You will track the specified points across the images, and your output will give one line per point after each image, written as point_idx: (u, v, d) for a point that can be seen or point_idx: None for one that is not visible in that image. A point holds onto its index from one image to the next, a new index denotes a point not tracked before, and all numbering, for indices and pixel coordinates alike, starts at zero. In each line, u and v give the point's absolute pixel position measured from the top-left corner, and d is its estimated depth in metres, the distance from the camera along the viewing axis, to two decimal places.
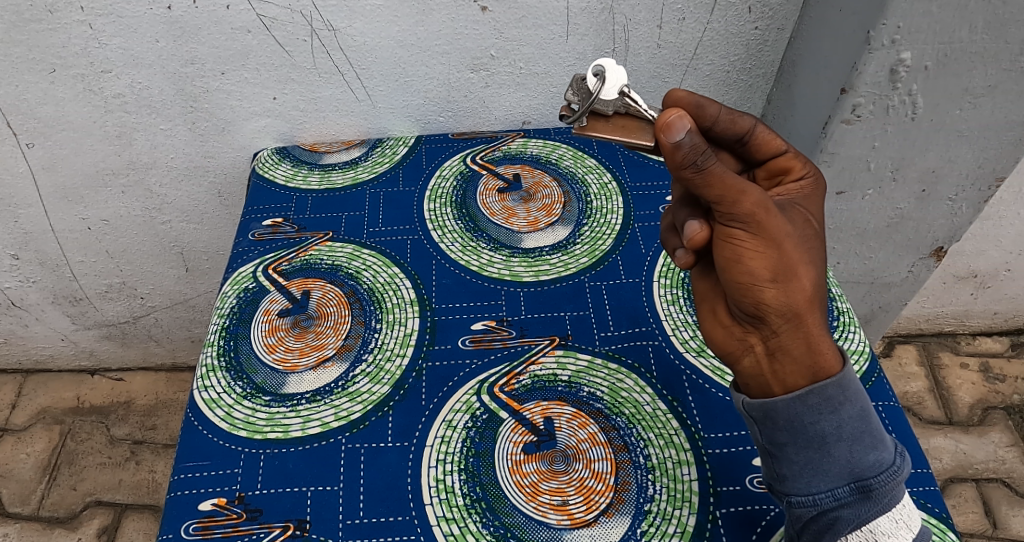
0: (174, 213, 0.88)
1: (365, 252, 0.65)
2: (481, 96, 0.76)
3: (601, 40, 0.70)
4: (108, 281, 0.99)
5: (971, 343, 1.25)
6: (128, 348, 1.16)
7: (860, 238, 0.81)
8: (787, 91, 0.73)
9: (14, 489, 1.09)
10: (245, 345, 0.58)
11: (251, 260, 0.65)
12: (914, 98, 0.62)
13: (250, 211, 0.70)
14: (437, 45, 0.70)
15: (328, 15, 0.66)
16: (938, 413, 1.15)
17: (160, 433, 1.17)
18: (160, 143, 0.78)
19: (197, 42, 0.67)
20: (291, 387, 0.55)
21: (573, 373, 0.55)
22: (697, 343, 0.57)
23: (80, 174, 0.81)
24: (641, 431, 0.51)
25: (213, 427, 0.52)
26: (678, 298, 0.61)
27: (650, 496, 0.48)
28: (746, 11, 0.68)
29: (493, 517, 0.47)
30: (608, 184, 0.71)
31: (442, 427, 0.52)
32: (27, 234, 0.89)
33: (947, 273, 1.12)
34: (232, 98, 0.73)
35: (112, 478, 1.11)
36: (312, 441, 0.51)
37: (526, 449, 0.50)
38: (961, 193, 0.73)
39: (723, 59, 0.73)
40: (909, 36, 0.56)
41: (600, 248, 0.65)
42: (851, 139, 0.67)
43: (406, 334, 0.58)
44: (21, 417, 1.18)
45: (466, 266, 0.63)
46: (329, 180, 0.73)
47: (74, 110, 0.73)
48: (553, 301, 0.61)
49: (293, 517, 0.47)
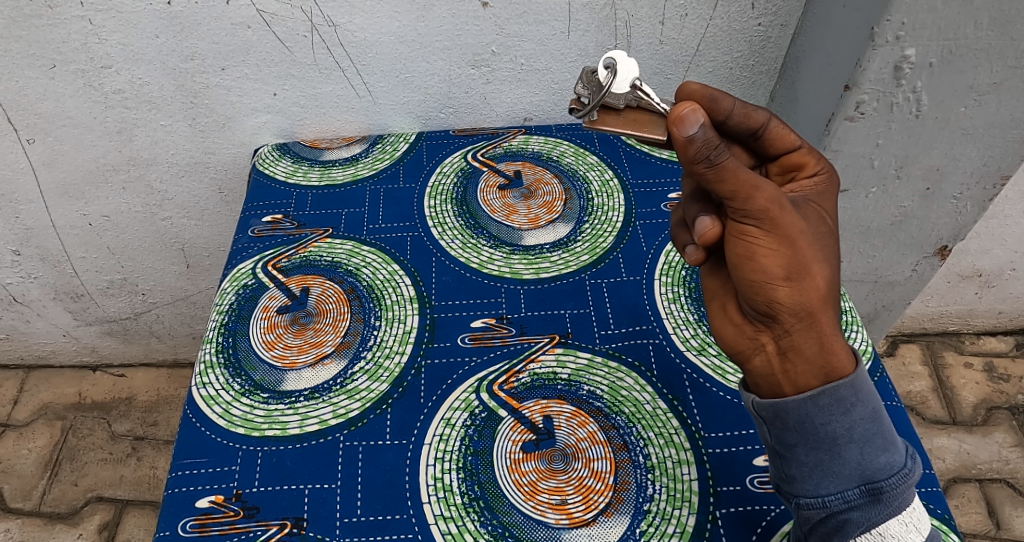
0: (175, 209, 0.88)
1: (365, 248, 0.65)
2: (482, 92, 0.75)
3: (603, 36, 0.70)
4: (109, 277, 0.99)
5: (975, 342, 1.24)
6: (130, 344, 1.16)
7: (864, 237, 0.81)
8: (790, 88, 0.72)
9: (15, 485, 1.10)
10: (243, 341, 0.57)
11: (250, 256, 0.65)
12: (918, 95, 0.61)
13: (250, 207, 0.70)
14: (438, 41, 0.69)
15: (328, 10, 0.65)
16: (941, 413, 1.15)
17: (162, 429, 1.17)
18: (160, 139, 0.78)
19: (197, 38, 0.67)
20: (290, 384, 0.54)
21: (573, 371, 0.55)
22: (698, 342, 0.57)
23: (81, 169, 0.81)
24: (641, 430, 0.51)
25: (211, 424, 0.52)
26: (679, 297, 0.60)
27: (649, 495, 0.47)
28: (748, 7, 0.68)
29: (491, 516, 0.47)
30: (609, 181, 0.71)
31: (441, 425, 0.52)
32: (28, 230, 0.89)
33: (951, 272, 1.11)
34: (232, 94, 0.73)
35: (113, 474, 1.11)
36: (310, 438, 0.51)
37: (525, 448, 0.50)
38: (966, 191, 0.73)
39: (726, 55, 0.72)
40: (913, 33, 0.56)
41: (601, 246, 0.65)
42: (854, 136, 0.66)
43: (406, 331, 0.58)
44: (22, 413, 1.18)
45: (466, 264, 0.63)
46: (329, 176, 0.73)
47: (74, 105, 0.73)
48: (554, 299, 0.60)
49: (290, 515, 0.47)
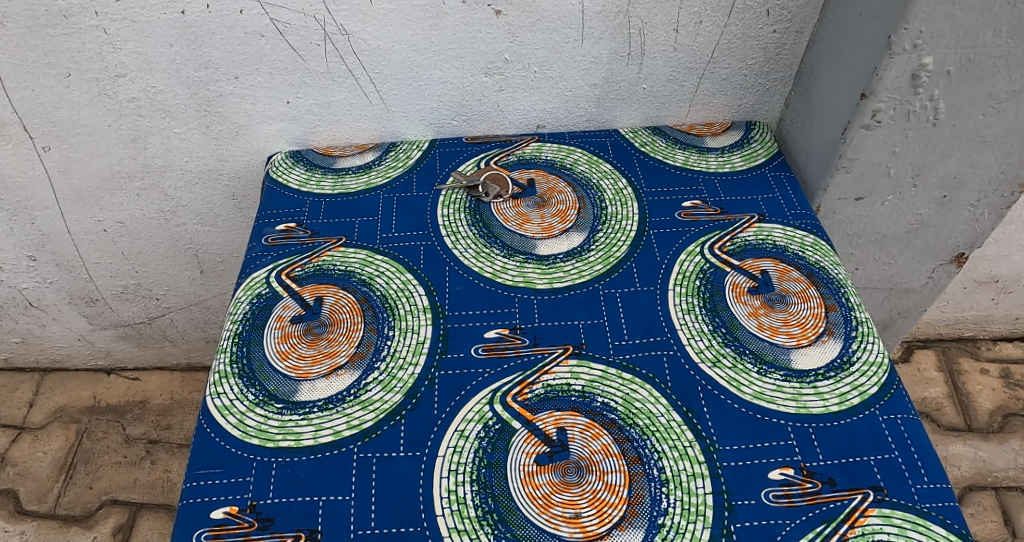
0: (189, 216, 0.88)
1: (377, 257, 0.65)
2: (495, 100, 0.75)
3: (616, 44, 0.69)
4: (123, 282, 0.99)
5: (991, 348, 1.23)
6: (144, 348, 1.17)
7: (880, 244, 0.80)
8: (805, 95, 0.71)
9: (31, 487, 1.11)
10: (257, 351, 0.57)
11: (263, 265, 0.65)
12: (935, 103, 0.61)
13: (264, 216, 0.70)
14: (451, 49, 0.69)
15: (341, 19, 0.65)
16: (957, 419, 1.14)
17: (175, 432, 1.18)
18: (174, 146, 0.78)
19: (210, 47, 0.67)
20: (303, 395, 0.54)
21: (587, 382, 0.54)
22: (712, 352, 0.57)
23: (96, 177, 0.81)
24: (654, 443, 0.51)
25: (225, 435, 0.52)
26: (694, 307, 0.60)
27: (663, 509, 0.47)
28: (763, 14, 0.67)
29: (505, 529, 0.46)
30: (623, 190, 0.71)
31: (455, 437, 0.52)
32: (44, 236, 0.90)
33: (967, 278, 1.10)
34: (246, 102, 0.73)
35: (127, 477, 1.12)
36: (324, 449, 0.51)
37: (538, 460, 0.50)
38: (983, 198, 0.72)
39: (741, 62, 0.72)
40: (931, 41, 0.55)
41: (615, 255, 0.64)
42: (870, 144, 0.65)
43: (419, 342, 0.58)
44: (38, 416, 1.19)
45: (479, 273, 0.63)
46: (342, 184, 0.73)
47: (89, 114, 0.73)
48: (567, 310, 0.60)
49: (304, 527, 0.47)
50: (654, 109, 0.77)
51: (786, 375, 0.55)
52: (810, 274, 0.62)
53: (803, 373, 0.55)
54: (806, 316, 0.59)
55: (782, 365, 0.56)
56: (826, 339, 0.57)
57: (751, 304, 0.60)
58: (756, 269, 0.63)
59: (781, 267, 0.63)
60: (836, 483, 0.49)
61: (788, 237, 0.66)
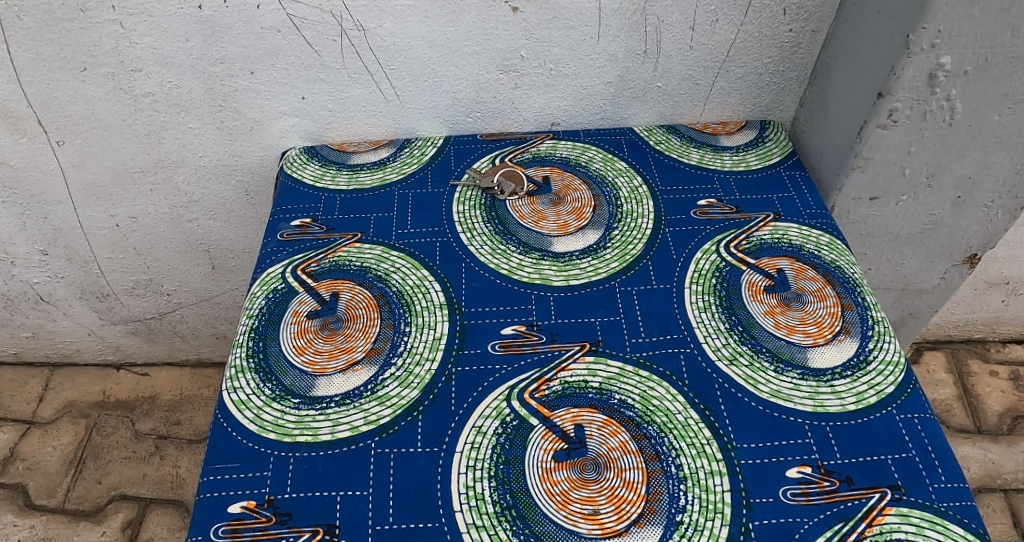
0: (201, 211, 0.88)
1: (393, 253, 0.65)
2: (510, 97, 0.75)
3: (632, 42, 0.69)
4: (134, 277, 1.00)
5: (1001, 350, 1.23)
6: (154, 344, 1.17)
7: (893, 245, 0.80)
8: (821, 94, 0.71)
9: (40, 481, 1.11)
10: (274, 346, 0.57)
11: (279, 260, 0.65)
12: (952, 103, 0.61)
13: (279, 211, 0.70)
14: (468, 46, 0.69)
15: (357, 15, 0.65)
16: (967, 421, 1.13)
17: (184, 428, 1.18)
18: (188, 141, 0.78)
19: (227, 42, 0.67)
20: (320, 390, 0.54)
21: (604, 379, 0.54)
22: (730, 351, 0.56)
23: (109, 171, 0.82)
24: (672, 440, 0.51)
25: (242, 429, 0.52)
26: (710, 305, 0.60)
27: (681, 506, 0.47)
28: (780, 13, 0.67)
29: (523, 525, 0.46)
30: (638, 188, 0.71)
31: (472, 433, 0.52)
32: (56, 230, 0.90)
33: (979, 280, 1.10)
34: (261, 97, 0.73)
35: (136, 473, 1.12)
36: (341, 445, 0.51)
37: (556, 457, 0.50)
38: (997, 199, 0.72)
39: (756, 61, 0.72)
40: (949, 40, 0.55)
41: (630, 253, 0.64)
42: (886, 144, 0.65)
43: (435, 338, 0.58)
44: (47, 410, 1.19)
45: (495, 270, 0.63)
46: (358, 181, 0.73)
47: (105, 108, 0.73)
48: (584, 307, 0.60)
49: (322, 522, 0.47)
50: (668, 108, 0.77)
51: (803, 374, 0.55)
52: (826, 273, 0.62)
53: (820, 372, 0.55)
54: (822, 315, 0.59)
55: (799, 364, 0.55)
56: (843, 338, 0.57)
57: (768, 303, 0.60)
58: (772, 268, 0.62)
59: (798, 266, 0.63)
60: (854, 482, 0.49)
61: (804, 236, 0.66)
